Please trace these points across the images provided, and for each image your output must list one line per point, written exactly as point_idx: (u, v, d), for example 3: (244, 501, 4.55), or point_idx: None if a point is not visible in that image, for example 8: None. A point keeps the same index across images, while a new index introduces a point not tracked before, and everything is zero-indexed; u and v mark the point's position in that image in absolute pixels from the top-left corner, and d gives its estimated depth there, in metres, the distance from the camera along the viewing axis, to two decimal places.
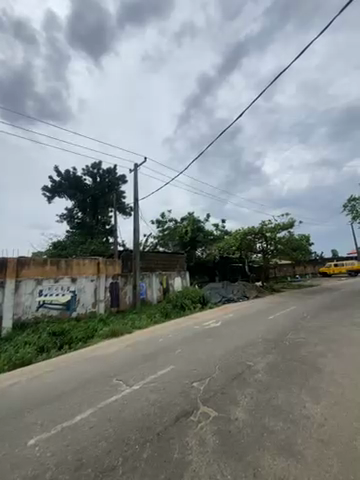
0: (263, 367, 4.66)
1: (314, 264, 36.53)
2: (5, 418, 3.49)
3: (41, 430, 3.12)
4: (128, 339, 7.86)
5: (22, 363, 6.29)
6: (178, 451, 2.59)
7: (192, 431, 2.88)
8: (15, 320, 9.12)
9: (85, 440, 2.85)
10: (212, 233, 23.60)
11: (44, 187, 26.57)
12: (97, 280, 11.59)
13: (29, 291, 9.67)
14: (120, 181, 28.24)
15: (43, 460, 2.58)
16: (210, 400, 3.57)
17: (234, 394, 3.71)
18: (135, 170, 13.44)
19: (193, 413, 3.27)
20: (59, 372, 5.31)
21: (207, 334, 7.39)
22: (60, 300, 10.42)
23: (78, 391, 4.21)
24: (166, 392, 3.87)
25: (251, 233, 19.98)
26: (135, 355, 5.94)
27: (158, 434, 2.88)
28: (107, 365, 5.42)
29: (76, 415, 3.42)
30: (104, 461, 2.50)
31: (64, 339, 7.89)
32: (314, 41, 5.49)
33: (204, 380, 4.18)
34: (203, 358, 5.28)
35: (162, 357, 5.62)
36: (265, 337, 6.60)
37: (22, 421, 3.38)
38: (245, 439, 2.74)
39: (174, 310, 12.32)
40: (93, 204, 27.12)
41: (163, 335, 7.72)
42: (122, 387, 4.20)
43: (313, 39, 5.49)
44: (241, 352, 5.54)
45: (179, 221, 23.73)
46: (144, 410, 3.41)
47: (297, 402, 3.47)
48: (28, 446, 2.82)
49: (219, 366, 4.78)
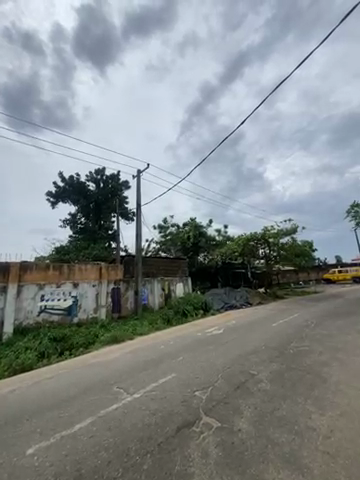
0: (267, 376, 4.55)
1: (318, 270, 36.11)
2: (4, 426, 3.44)
3: (40, 438, 3.06)
4: (129, 345, 7.77)
5: (22, 369, 6.23)
6: (179, 463, 2.51)
7: (194, 443, 2.80)
8: (16, 325, 9.10)
9: (84, 450, 2.78)
10: (214, 238, 23.57)
11: (48, 193, 26.96)
12: (99, 286, 11.57)
13: (31, 295, 9.67)
14: (123, 187, 28.56)
15: (41, 470, 2.52)
16: (212, 410, 3.48)
17: (237, 404, 3.62)
18: (138, 176, 13.61)
19: (195, 423, 3.19)
20: (60, 379, 5.24)
21: (209, 341, 7.27)
22: (61, 305, 10.39)
23: (78, 399, 4.14)
24: (167, 401, 3.79)
25: (253, 239, 19.92)
26: (136, 362, 5.86)
27: (159, 444, 2.80)
28: (108, 372, 5.35)
29: (76, 423, 3.35)
30: (103, 472, 2.43)
31: (64, 345, 7.83)
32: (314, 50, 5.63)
33: (206, 389, 4.09)
34: (205, 366, 5.18)
35: (163, 364, 5.52)
36: (268, 345, 6.48)
37: (20, 429, 3.32)
38: (249, 451, 2.65)
39: (176, 316, 12.19)
40: (96, 209, 27.38)
41: (165, 342, 7.62)
42: (123, 395, 4.12)
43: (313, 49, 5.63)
44: (244, 360, 5.43)
45: (181, 226, 23.78)
46: (145, 419, 3.33)
47: (302, 413, 3.37)
48: (26, 455, 2.76)
49: (221, 374, 4.68)
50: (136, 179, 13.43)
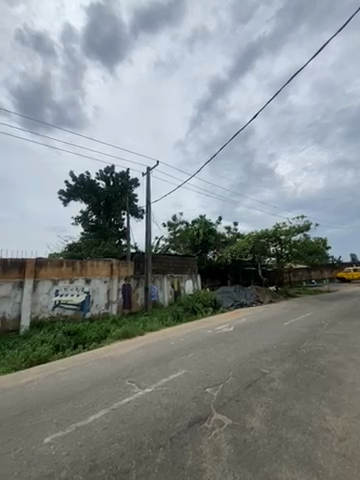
0: (279, 375, 4.48)
1: (332, 269, 34.81)
2: (23, 415, 3.62)
3: (56, 428, 3.18)
4: (139, 341, 7.91)
5: (38, 361, 6.49)
6: (192, 458, 2.53)
7: (206, 439, 2.81)
8: (32, 319, 9.47)
9: (99, 441, 2.86)
10: (224, 236, 23.34)
11: (60, 192, 27.50)
12: (110, 282, 11.81)
13: (46, 291, 10.00)
14: (133, 184, 28.92)
15: (58, 459, 2.61)
16: (224, 407, 3.47)
17: (248, 402, 3.60)
18: (148, 174, 13.67)
19: (206, 420, 3.19)
20: (73, 372, 5.38)
21: (219, 339, 7.25)
22: (74, 300, 10.69)
23: (92, 391, 4.26)
24: (179, 396, 3.83)
25: (264, 237, 19.60)
26: (147, 357, 5.97)
27: (171, 439, 2.83)
28: (119, 366, 5.46)
29: (90, 415, 3.45)
30: (117, 463, 2.48)
31: (78, 339, 8.05)
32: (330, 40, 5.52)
33: (217, 386, 4.09)
34: (216, 363, 5.20)
35: (173, 360, 5.57)
36: (280, 344, 6.38)
37: (38, 418, 3.48)
38: (261, 450, 2.63)
39: (185, 313, 12.28)
40: (107, 207, 27.78)
41: (175, 338, 7.75)
42: (134, 389, 4.18)
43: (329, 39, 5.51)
44: (255, 358, 5.37)
45: (190, 223, 23.61)
46: (157, 414, 3.38)
47: (316, 414, 3.29)
48: (44, 443, 2.89)
49: (233, 372, 4.66)
50: (146, 177, 13.52)
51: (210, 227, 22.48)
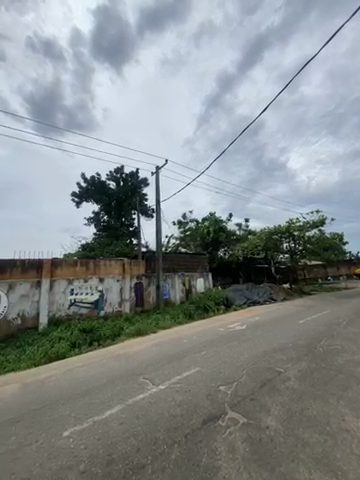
0: (294, 374, 4.37)
1: (349, 266, 33.40)
2: (43, 409, 3.79)
3: (74, 422, 3.30)
4: (152, 338, 8.02)
5: (56, 357, 6.75)
6: (206, 455, 2.54)
7: (221, 437, 2.81)
8: (50, 317, 9.86)
9: (115, 436, 2.94)
10: (235, 233, 22.99)
11: (73, 193, 28.25)
12: (122, 281, 12.02)
13: (62, 290, 10.35)
14: (142, 184, 29.19)
15: (77, 452, 2.71)
16: (238, 405, 3.44)
17: (263, 401, 3.54)
18: (157, 173, 13.74)
19: (220, 417, 3.18)
20: (89, 368, 5.54)
21: (232, 337, 7.19)
22: (89, 299, 11.00)
23: (108, 387, 4.38)
24: (192, 394, 3.84)
25: (277, 233, 19.20)
26: (160, 355, 6.04)
27: (186, 435, 2.85)
28: (133, 363, 5.57)
29: (106, 410, 3.55)
30: (133, 458, 2.54)
31: (93, 336, 8.27)
32: (343, 25, 5.29)
33: (231, 385, 4.06)
34: (229, 361, 5.16)
35: (186, 358, 5.59)
36: (295, 342, 6.23)
37: (57, 412, 3.62)
38: (277, 450, 2.59)
39: (197, 311, 12.28)
40: (117, 208, 28.23)
41: (188, 336, 7.77)
42: (149, 386, 4.25)
43: (342, 24, 5.27)
44: (270, 357, 5.27)
45: (200, 221, 23.46)
46: (171, 410, 3.41)
47: (334, 414, 3.19)
48: (63, 437, 3.01)
49: (246, 370, 4.61)
50: (155, 176, 13.60)
51: (221, 224, 22.24)
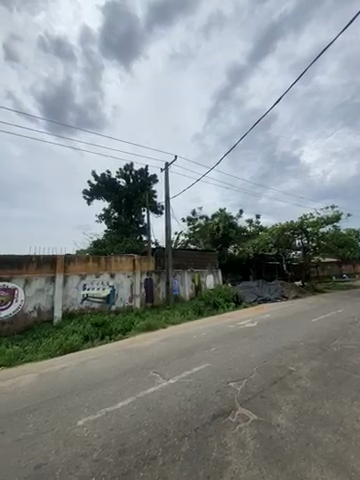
0: (306, 373, 4.29)
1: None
2: (59, 398, 3.95)
3: (88, 412, 3.42)
4: (162, 333, 8.15)
5: (70, 349, 7.01)
6: (216, 449, 2.56)
7: (231, 432, 2.81)
8: (64, 311, 10.22)
9: (127, 426, 3.03)
10: (245, 229, 22.62)
11: (84, 191, 28.78)
12: (132, 276, 12.22)
13: (75, 285, 10.67)
14: (151, 181, 29.33)
15: (91, 440, 2.82)
16: (248, 402, 3.43)
17: (274, 399, 3.51)
18: (166, 169, 13.71)
19: (230, 413, 3.19)
20: (101, 361, 5.72)
21: (241, 334, 7.15)
22: (101, 294, 11.26)
23: (119, 379, 4.51)
24: (202, 389, 3.87)
25: (289, 229, 18.75)
26: (170, 350, 6.12)
27: (196, 430, 2.88)
28: (144, 357, 5.67)
29: (118, 401, 3.66)
30: (145, 449, 2.60)
31: (105, 330, 8.49)
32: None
33: (241, 381, 4.05)
34: (239, 358, 5.14)
35: (196, 354, 5.62)
36: (307, 340, 6.10)
37: (72, 402, 3.77)
38: (288, 447, 2.56)
39: (207, 308, 12.29)
40: (127, 205, 28.52)
41: (198, 332, 7.81)
42: (159, 380, 4.32)
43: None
44: (281, 355, 5.20)
45: (210, 218, 23.24)
46: (181, 404, 3.46)
47: (348, 415, 3.11)
48: (77, 426, 3.13)
49: (257, 368, 4.57)
50: (165, 172, 13.60)
51: (231, 221, 21.92)
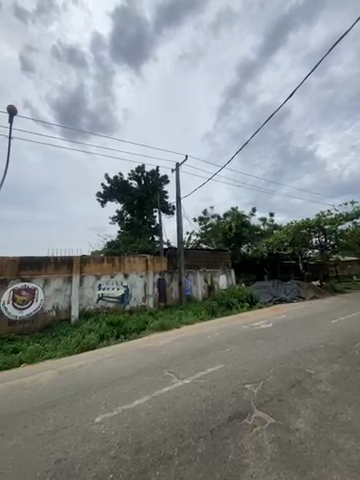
0: (326, 377, 4.11)
1: None
2: (77, 395, 4.09)
3: (105, 409, 3.51)
4: (176, 333, 8.17)
5: (87, 347, 7.23)
6: (233, 452, 2.53)
7: (247, 435, 2.76)
8: (80, 310, 10.55)
9: (143, 425, 3.07)
10: (258, 228, 22.12)
11: (98, 194, 29.55)
12: (146, 276, 12.37)
13: (91, 285, 10.99)
14: (163, 181, 29.55)
15: (108, 437, 2.89)
16: (265, 405, 3.35)
17: (292, 403, 3.39)
18: (177, 169, 13.73)
19: (247, 416, 3.13)
20: (117, 359, 5.84)
21: (257, 335, 6.99)
22: (115, 293, 11.51)
23: (134, 378, 4.58)
24: (217, 390, 3.83)
25: (305, 226, 18.08)
26: (184, 350, 6.12)
27: (212, 431, 2.86)
28: (158, 357, 5.72)
29: (134, 400, 3.72)
30: (161, 448, 2.62)
31: (119, 329, 8.65)
32: None
33: (257, 384, 3.95)
34: (255, 360, 5.03)
35: (210, 354, 5.58)
36: (327, 343, 5.84)
37: (89, 399, 3.88)
38: (308, 453, 2.47)
39: (220, 308, 12.14)
40: (139, 206, 28.92)
41: (211, 333, 7.75)
42: (174, 380, 4.33)
43: None
44: (299, 358, 5.02)
45: (222, 217, 22.96)
46: (197, 405, 3.44)
47: None
48: (95, 422, 3.22)
49: (273, 370, 4.45)
50: (175, 173, 13.63)
51: (244, 220, 21.53)
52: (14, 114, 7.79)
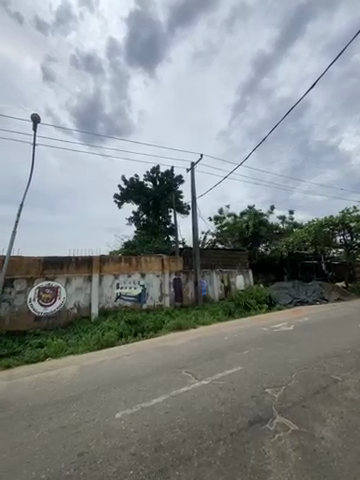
0: (355, 384, 3.85)
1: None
2: (98, 390, 4.22)
3: (124, 406, 3.58)
4: (193, 333, 8.16)
5: (106, 345, 7.46)
6: (254, 457, 2.45)
7: (269, 441, 2.66)
8: (100, 308, 10.91)
9: (161, 424, 3.08)
10: (277, 227, 21.37)
11: (115, 196, 30.34)
12: (162, 276, 12.49)
13: (109, 284, 11.32)
14: (177, 181, 29.70)
15: (128, 434, 2.94)
16: (287, 411, 3.20)
17: (317, 410, 3.21)
18: (192, 169, 13.70)
19: (268, 421, 3.01)
20: (135, 357, 5.95)
21: (277, 338, 6.73)
22: (133, 292, 11.75)
23: (152, 376, 4.63)
24: (236, 393, 3.74)
25: (330, 224, 17.64)
26: (201, 350, 6.07)
27: (231, 434, 2.80)
28: (175, 356, 5.74)
29: (152, 398, 3.76)
30: (180, 448, 2.61)
31: (137, 327, 8.82)
32: None
33: (279, 388, 3.80)
34: (275, 363, 4.86)
35: (228, 356, 5.47)
36: (354, 348, 5.49)
37: (109, 394, 4.00)
38: (336, 464, 2.32)
39: (238, 309, 11.89)
40: (155, 206, 29.26)
41: (229, 334, 7.61)
42: (191, 380, 4.32)
43: None
44: (323, 363, 4.76)
45: (238, 216, 22.47)
46: (215, 407, 3.39)
47: None
48: (115, 418, 3.30)
49: (296, 375, 4.25)
50: (190, 172, 13.60)
51: (261, 218, 20.91)
52: (37, 121, 8.25)
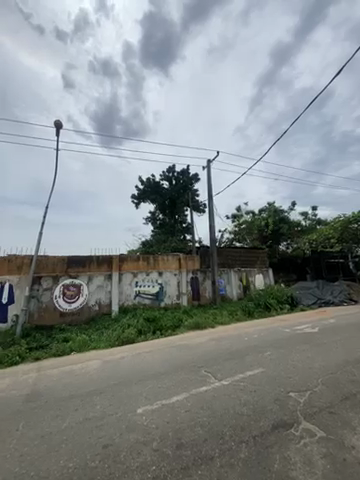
0: None
1: None
2: (119, 385, 4.35)
3: (145, 402, 3.65)
4: (211, 333, 8.08)
5: (126, 341, 7.68)
6: (279, 462, 2.36)
7: (294, 447, 2.55)
8: (119, 305, 11.25)
9: (182, 422, 3.09)
10: (299, 224, 20.41)
11: (133, 196, 30.95)
12: (179, 275, 12.55)
13: (128, 282, 11.62)
14: (193, 180, 29.58)
15: (150, 429, 2.99)
16: (314, 417, 3.04)
17: (347, 417, 3.01)
18: (208, 167, 13.54)
19: (293, 426, 2.88)
20: (154, 354, 6.05)
21: (301, 340, 6.41)
22: (151, 291, 11.94)
23: (171, 374, 4.67)
24: (258, 395, 3.63)
25: (356, 221, 17.30)
26: (220, 350, 5.99)
27: (254, 437, 2.72)
28: (194, 355, 5.73)
29: (172, 395, 3.78)
30: (201, 448, 2.60)
31: (156, 325, 8.97)
32: None
33: (304, 393, 3.62)
34: (299, 367, 4.64)
35: (249, 357, 5.33)
36: None
37: (131, 390, 4.10)
38: None
39: (257, 309, 11.54)
40: (171, 206, 29.38)
41: (249, 334, 7.43)
42: (211, 380, 4.28)
43: None
44: (353, 368, 4.44)
45: (257, 213, 21.80)
46: (237, 408, 3.32)
47: None
48: (137, 413, 3.38)
49: (322, 379, 4.02)
50: (207, 170, 13.45)
51: (281, 215, 20.09)
52: (59, 127, 8.68)
